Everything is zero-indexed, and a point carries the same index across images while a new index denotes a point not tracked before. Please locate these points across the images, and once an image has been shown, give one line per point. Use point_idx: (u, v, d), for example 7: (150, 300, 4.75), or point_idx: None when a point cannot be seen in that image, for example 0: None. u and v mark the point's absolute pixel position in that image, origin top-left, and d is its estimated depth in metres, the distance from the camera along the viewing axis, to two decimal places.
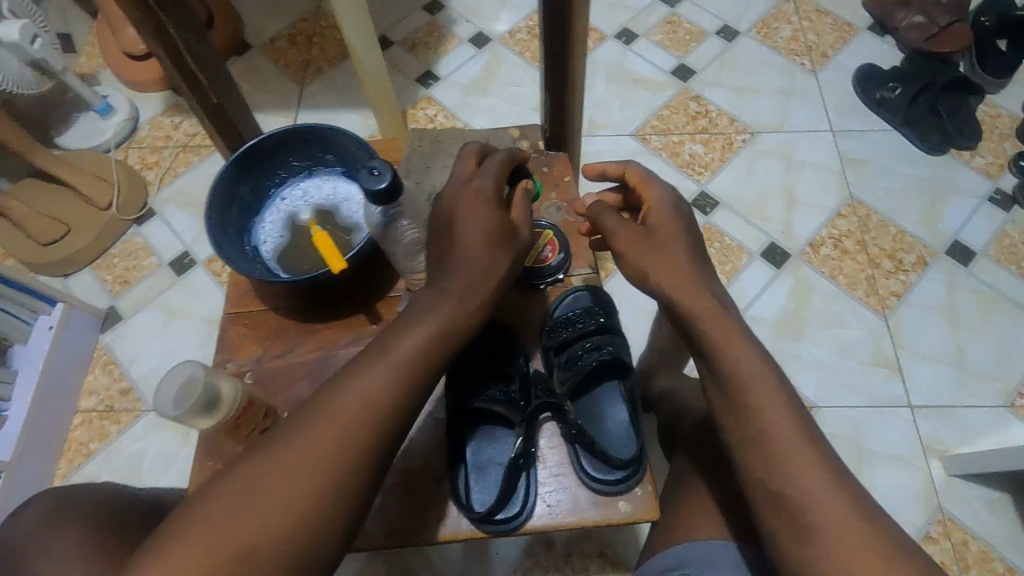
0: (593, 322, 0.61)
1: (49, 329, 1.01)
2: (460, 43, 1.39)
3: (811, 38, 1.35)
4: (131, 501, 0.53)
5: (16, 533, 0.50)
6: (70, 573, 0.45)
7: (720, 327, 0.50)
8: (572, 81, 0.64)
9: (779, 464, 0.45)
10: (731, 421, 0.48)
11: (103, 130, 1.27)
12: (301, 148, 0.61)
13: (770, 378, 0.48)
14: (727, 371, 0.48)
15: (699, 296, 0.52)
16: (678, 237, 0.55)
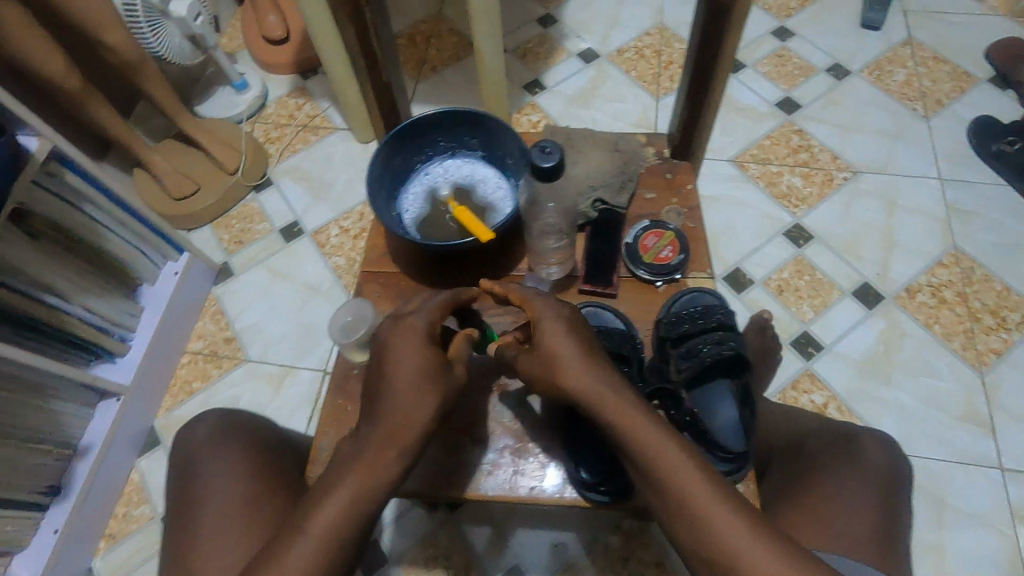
0: (715, 318, 0.59)
1: (174, 273, 1.11)
2: (569, 57, 1.44)
3: (925, 84, 1.33)
4: (273, 435, 0.72)
5: (195, 438, 0.69)
6: (235, 483, 0.65)
7: (620, 411, 0.52)
8: (713, 93, 0.67)
9: (712, 534, 0.47)
10: (656, 495, 0.50)
11: (237, 104, 1.39)
12: (450, 131, 0.67)
13: (671, 448, 0.50)
14: (639, 453, 0.50)
15: (603, 387, 0.52)
16: (565, 341, 0.54)
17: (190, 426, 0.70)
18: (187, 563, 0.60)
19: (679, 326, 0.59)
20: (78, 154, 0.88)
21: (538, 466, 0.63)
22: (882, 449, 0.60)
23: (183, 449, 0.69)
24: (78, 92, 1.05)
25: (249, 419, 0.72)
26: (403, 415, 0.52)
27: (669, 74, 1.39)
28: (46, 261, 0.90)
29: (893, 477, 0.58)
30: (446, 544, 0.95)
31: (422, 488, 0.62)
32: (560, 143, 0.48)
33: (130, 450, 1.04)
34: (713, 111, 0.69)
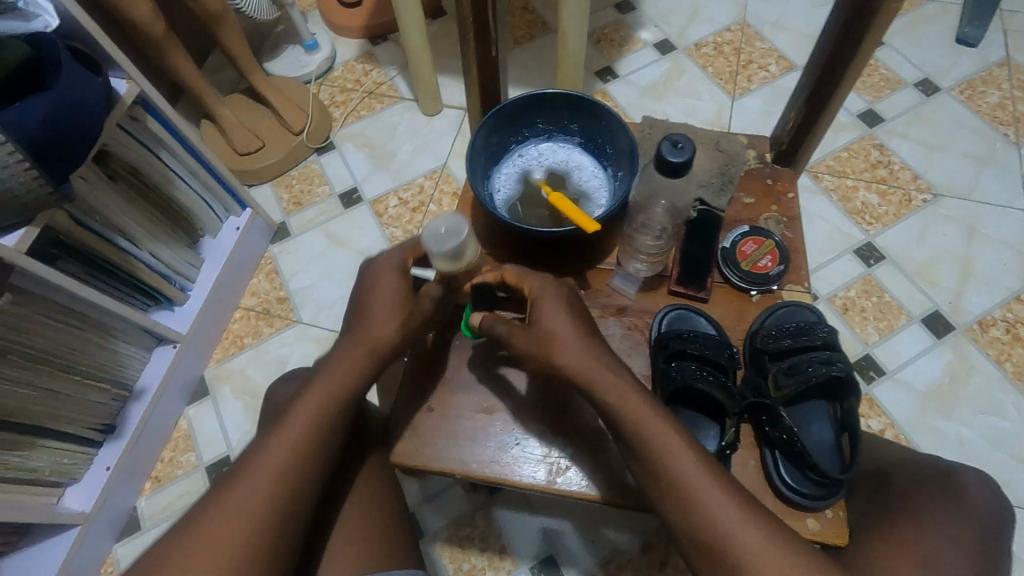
0: (819, 336, 0.58)
1: (236, 229, 1.12)
2: (644, 46, 1.40)
3: (1020, 109, 1.26)
4: None
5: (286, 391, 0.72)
6: None
7: (612, 390, 0.53)
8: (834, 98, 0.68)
9: (694, 512, 0.49)
10: (651, 482, 0.51)
11: (307, 64, 1.39)
12: (551, 113, 0.64)
13: (670, 432, 0.51)
14: (637, 437, 0.52)
15: (599, 368, 0.53)
16: (565, 318, 0.55)
17: (283, 381, 0.75)
18: None
19: (781, 341, 0.58)
20: (163, 101, 0.89)
21: (620, 466, 0.62)
22: (986, 490, 0.59)
23: (270, 400, 0.73)
24: (162, 38, 1.06)
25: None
26: (380, 325, 0.60)
27: (748, 74, 1.35)
28: (123, 205, 0.91)
29: (994, 519, 0.57)
30: (483, 526, 0.95)
31: (496, 474, 0.62)
32: (692, 139, 0.46)
33: (180, 397, 1.06)
34: (830, 117, 0.70)
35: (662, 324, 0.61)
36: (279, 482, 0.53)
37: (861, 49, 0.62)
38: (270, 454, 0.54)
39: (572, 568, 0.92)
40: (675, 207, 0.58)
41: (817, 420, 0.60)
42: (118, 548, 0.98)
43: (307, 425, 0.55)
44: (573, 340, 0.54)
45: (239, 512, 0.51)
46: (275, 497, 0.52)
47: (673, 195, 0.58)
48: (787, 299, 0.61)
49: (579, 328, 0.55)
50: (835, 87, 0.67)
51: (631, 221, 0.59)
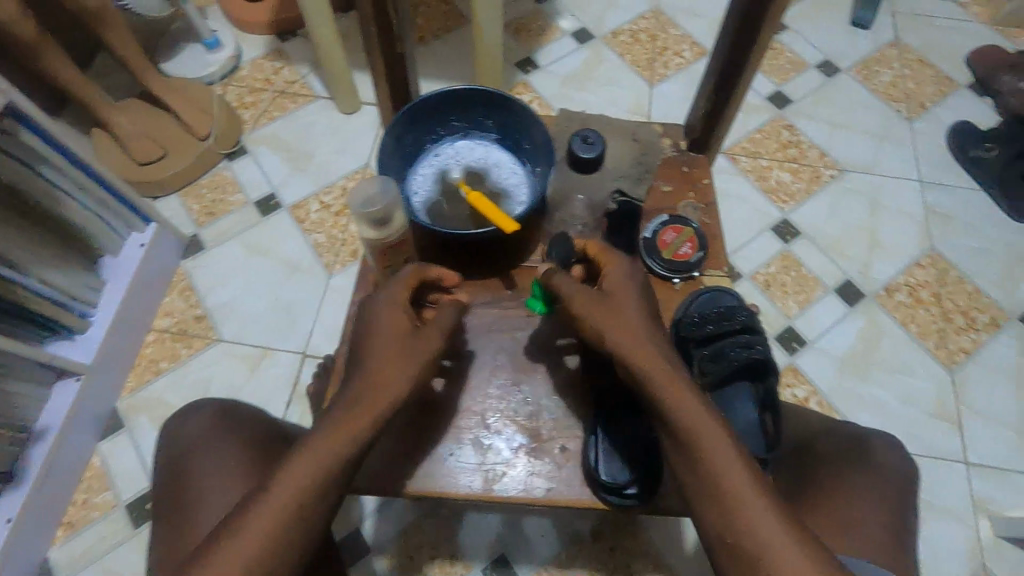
0: (738, 321, 0.62)
1: (140, 246, 1.03)
2: (563, 35, 1.40)
3: (910, 87, 1.35)
4: (265, 424, 0.69)
5: (190, 432, 0.66)
6: (231, 479, 0.62)
7: (663, 375, 0.51)
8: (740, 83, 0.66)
9: (733, 518, 0.48)
10: (686, 474, 0.50)
11: (209, 63, 1.30)
12: (465, 109, 0.62)
13: (719, 435, 0.50)
14: (684, 428, 0.50)
15: (653, 356, 0.52)
16: (636, 303, 0.55)
17: (182, 417, 0.68)
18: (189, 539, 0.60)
19: (703, 328, 0.62)
20: (38, 112, 0.80)
21: (553, 466, 0.61)
22: (896, 456, 0.62)
23: (173, 443, 0.66)
24: (34, 40, 0.96)
25: (244, 412, 0.69)
26: (387, 322, 0.55)
27: (664, 61, 1.37)
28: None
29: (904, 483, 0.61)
30: (432, 534, 0.94)
31: (433, 488, 0.60)
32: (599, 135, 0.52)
33: (91, 433, 0.98)
34: (737, 101, 0.68)
35: None
36: (283, 526, 0.47)
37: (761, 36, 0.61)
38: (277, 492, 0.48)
39: (526, 565, 0.92)
40: (591, 201, 0.62)
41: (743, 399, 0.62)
42: None
43: (348, 430, 0.50)
44: (634, 325, 0.53)
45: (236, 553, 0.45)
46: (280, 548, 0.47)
47: (589, 189, 0.62)
48: (708, 286, 0.64)
49: (645, 314, 0.54)
50: (741, 74, 0.66)
51: (552, 218, 0.64)
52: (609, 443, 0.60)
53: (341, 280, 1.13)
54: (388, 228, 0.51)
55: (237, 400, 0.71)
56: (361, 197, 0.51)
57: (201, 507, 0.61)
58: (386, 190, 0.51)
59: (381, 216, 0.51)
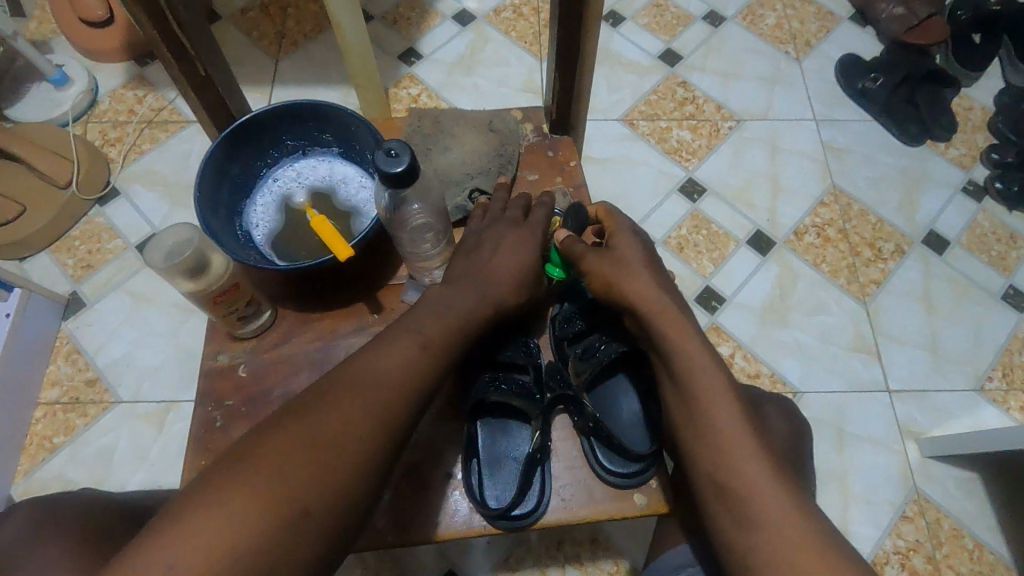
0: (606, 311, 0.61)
1: (6, 316, 0.95)
2: (443, 20, 1.34)
3: (795, 26, 1.35)
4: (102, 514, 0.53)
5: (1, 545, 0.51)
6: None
7: (660, 309, 0.53)
8: (584, 50, 0.60)
9: (726, 456, 0.48)
10: (682, 410, 0.52)
11: (59, 102, 1.18)
12: (296, 126, 0.57)
13: (718, 376, 0.51)
14: (681, 364, 0.52)
15: (659, 299, 0.53)
16: (638, 256, 0.56)
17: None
18: None
19: (572, 324, 0.61)
20: None
21: (441, 498, 0.55)
22: (782, 417, 0.63)
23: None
24: None
25: (79, 503, 0.54)
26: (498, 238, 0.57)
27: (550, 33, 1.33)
28: None
29: (793, 446, 0.62)
30: (374, 564, 0.90)
31: None
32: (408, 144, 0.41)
33: None
34: (587, 70, 0.62)
35: None
36: (372, 425, 0.46)
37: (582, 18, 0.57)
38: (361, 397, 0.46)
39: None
40: (431, 206, 0.53)
41: (625, 393, 0.61)
42: None
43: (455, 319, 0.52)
44: (642, 273, 0.55)
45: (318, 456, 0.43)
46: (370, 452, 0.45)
47: (424, 194, 0.52)
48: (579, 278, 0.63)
49: (647, 266, 0.56)
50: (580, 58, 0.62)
51: (395, 237, 0.53)
52: (486, 464, 0.58)
53: None
54: (206, 277, 0.48)
55: (68, 491, 0.56)
56: (163, 251, 0.47)
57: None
58: (195, 235, 0.48)
59: (196, 265, 0.47)
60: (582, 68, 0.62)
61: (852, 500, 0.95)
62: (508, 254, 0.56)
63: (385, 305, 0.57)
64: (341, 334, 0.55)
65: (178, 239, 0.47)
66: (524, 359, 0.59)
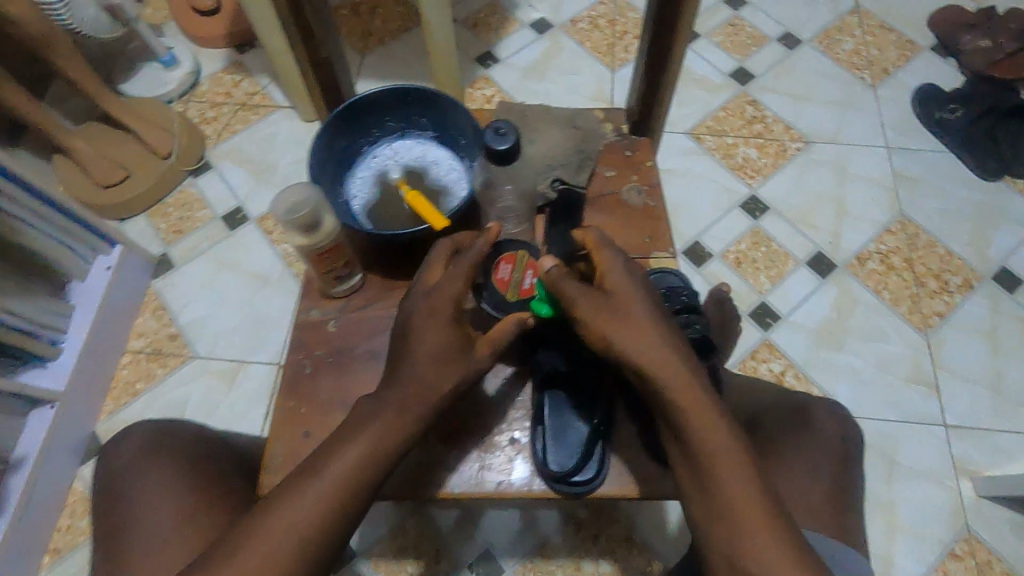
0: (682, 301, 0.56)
1: (106, 269, 1.03)
2: (521, 27, 1.39)
3: (872, 53, 1.35)
4: (201, 441, 0.68)
5: (122, 454, 0.66)
6: (159, 491, 0.62)
7: (670, 371, 0.49)
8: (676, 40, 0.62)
9: (741, 536, 0.46)
10: (693, 480, 0.49)
11: (166, 81, 1.29)
12: (398, 109, 0.63)
13: (735, 446, 0.48)
14: (697, 437, 0.48)
15: (665, 354, 0.49)
16: (638, 304, 0.51)
17: (116, 443, 0.67)
18: (118, 544, 0.60)
19: (642, 311, 0.56)
20: None
21: (505, 459, 0.61)
22: (834, 421, 0.64)
23: (107, 470, 0.65)
24: None
25: (181, 430, 0.69)
26: (439, 311, 0.53)
27: (624, 45, 1.37)
28: None
29: (840, 496, 0.58)
30: (416, 534, 0.95)
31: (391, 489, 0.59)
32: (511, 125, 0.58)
33: (71, 458, 0.98)
34: (676, 60, 0.65)
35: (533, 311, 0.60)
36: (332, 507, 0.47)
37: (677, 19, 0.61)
38: (327, 479, 0.47)
39: (508, 558, 0.93)
40: (520, 189, 0.62)
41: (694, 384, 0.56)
42: None
43: (418, 393, 0.50)
44: (646, 321, 0.51)
45: (269, 542, 0.45)
46: (321, 541, 0.46)
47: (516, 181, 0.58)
48: (655, 267, 0.61)
49: (652, 314, 0.51)
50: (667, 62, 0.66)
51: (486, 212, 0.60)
52: (551, 431, 0.60)
53: None
54: (317, 235, 0.52)
55: (171, 420, 0.70)
56: (285, 204, 0.52)
57: (134, 535, 0.60)
58: (315, 195, 0.52)
59: (311, 222, 0.52)
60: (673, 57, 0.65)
61: (896, 531, 0.93)
62: (431, 329, 0.52)
63: None
64: None
65: (299, 196, 0.52)
66: None
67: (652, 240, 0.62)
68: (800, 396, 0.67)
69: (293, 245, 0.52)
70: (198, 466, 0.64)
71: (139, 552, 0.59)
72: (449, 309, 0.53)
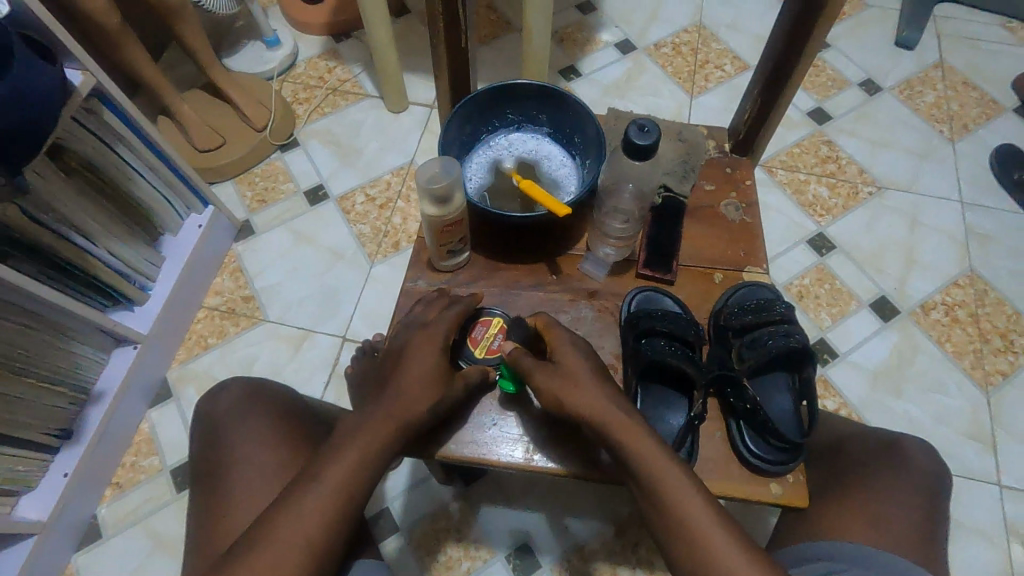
0: (777, 311, 0.63)
1: (198, 227, 1.09)
2: (606, 46, 1.44)
3: (953, 108, 1.35)
4: (289, 401, 0.74)
5: (220, 405, 0.71)
6: (261, 442, 0.68)
7: (624, 425, 0.52)
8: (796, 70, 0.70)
9: (705, 555, 0.47)
10: (677, 554, 0.48)
11: (268, 60, 1.37)
12: (521, 103, 0.68)
13: (679, 470, 0.50)
14: (667, 499, 0.49)
15: (602, 397, 0.54)
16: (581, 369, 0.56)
17: (213, 395, 0.72)
18: (218, 492, 0.65)
19: (741, 317, 0.62)
20: (120, 94, 0.86)
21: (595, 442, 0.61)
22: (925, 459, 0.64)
23: (206, 417, 0.71)
24: (115, 30, 1.02)
25: (272, 387, 0.74)
26: (426, 340, 0.59)
27: (705, 73, 1.40)
28: (79, 201, 0.88)
29: (924, 526, 0.58)
30: (459, 518, 0.97)
31: (483, 458, 0.61)
32: (656, 121, 0.53)
33: (142, 400, 1.03)
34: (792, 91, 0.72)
35: (630, 305, 0.64)
36: (339, 505, 0.51)
37: (807, 42, 0.67)
38: (324, 487, 0.51)
39: (546, 555, 0.94)
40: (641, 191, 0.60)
41: (779, 389, 0.64)
42: (77, 559, 0.94)
43: (412, 406, 0.56)
44: (585, 372, 0.55)
45: (289, 542, 0.49)
46: (333, 535, 0.50)
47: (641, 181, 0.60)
48: (747, 280, 0.66)
49: (595, 376, 0.56)
50: (785, 83, 0.72)
51: (603, 202, 0.62)
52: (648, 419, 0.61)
53: (382, 269, 1.17)
54: (448, 208, 0.56)
55: (263, 379, 0.76)
56: (427, 170, 0.56)
57: (231, 478, 0.66)
58: (455, 170, 0.56)
59: (445, 194, 0.56)
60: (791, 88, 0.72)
61: None
62: (416, 355, 0.58)
63: (563, 269, 0.67)
64: (521, 285, 0.66)
65: (441, 168, 0.56)
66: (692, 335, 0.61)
67: (749, 251, 0.67)
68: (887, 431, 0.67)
69: (424, 212, 0.56)
70: (288, 425, 0.70)
71: (236, 494, 0.64)
72: (437, 338, 0.59)
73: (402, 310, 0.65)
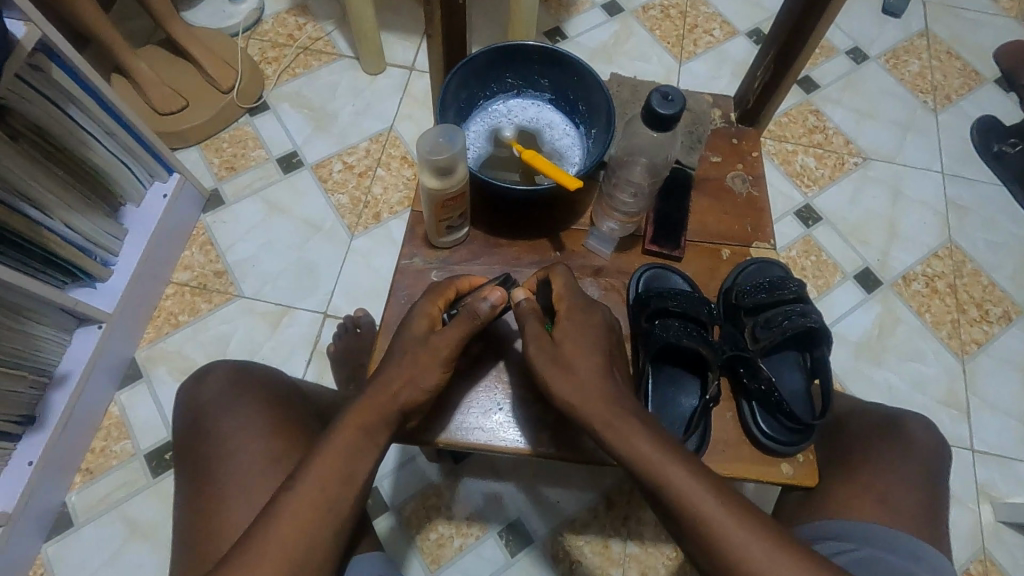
0: (790, 289, 0.64)
1: (163, 196, 1.02)
2: (592, 8, 1.38)
3: (937, 78, 1.35)
4: (278, 386, 0.70)
5: (204, 391, 0.67)
6: (248, 432, 0.64)
7: (603, 412, 0.51)
8: (809, 40, 0.73)
9: (709, 541, 0.47)
10: (710, 567, 0.47)
11: (232, 14, 1.27)
12: (522, 68, 0.66)
13: (668, 454, 0.49)
14: (678, 504, 0.48)
15: (589, 383, 0.52)
16: (589, 354, 0.54)
17: (197, 380, 0.68)
18: (206, 484, 0.62)
19: (754, 297, 0.63)
20: (70, 49, 0.77)
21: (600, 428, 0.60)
22: (926, 434, 0.65)
23: (189, 404, 0.67)
24: None
25: (259, 371, 0.71)
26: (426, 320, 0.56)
27: (694, 39, 1.35)
28: (30, 168, 0.80)
29: (927, 501, 0.59)
30: (448, 495, 0.95)
31: (490, 445, 0.60)
32: (681, 91, 0.50)
33: (109, 382, 0.97)
34: (801, 60, 0.75)
35: (641, 283, 0.63)
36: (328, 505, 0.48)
37: (825, 10, 0.69)
38: (300, 489, 0.48)
39: (537, 530, 0.94)
40: (654, 164, 0.58)
41: (790, 368, 0.65)
42: (49, 547, 0.90)
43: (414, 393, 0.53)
44: (572, 358, 0.53)
45: (270, 549, 0.46)
46: (319, 538, 0.47)
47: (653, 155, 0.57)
48: (756, 256, 0.66)
49: (591, 356, 0.54)
50: (797, 53, 0.74)
51: (615, 172, 0.60)
52: (655, 401, 0.61)
53: (363, 242, 1.12)
54: (451, 181, 0.54)
55: (251, 361, 0.72)
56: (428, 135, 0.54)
57: (224, 470, 0.62)
58: (459, 139, 0.54)
59: (447, 165, 0.54)
60: (802, 56, 0.75)
61: None
62: (413, 338, 0.55)
63: (568, 246, 0.65)
64: (523, 261, 0.64)
65: (445, 137, 0.53)
66: (705, 316, 0.61)
67: (753, 227, 0.66)
68: (889, 408, 0.68)
69: (424, 184, 0.54)
70: (280, 414, 0.67)
71: (228, 486, 0.61)
72: (425, 315, 0.56)
73: (401, 288, 0.63)
